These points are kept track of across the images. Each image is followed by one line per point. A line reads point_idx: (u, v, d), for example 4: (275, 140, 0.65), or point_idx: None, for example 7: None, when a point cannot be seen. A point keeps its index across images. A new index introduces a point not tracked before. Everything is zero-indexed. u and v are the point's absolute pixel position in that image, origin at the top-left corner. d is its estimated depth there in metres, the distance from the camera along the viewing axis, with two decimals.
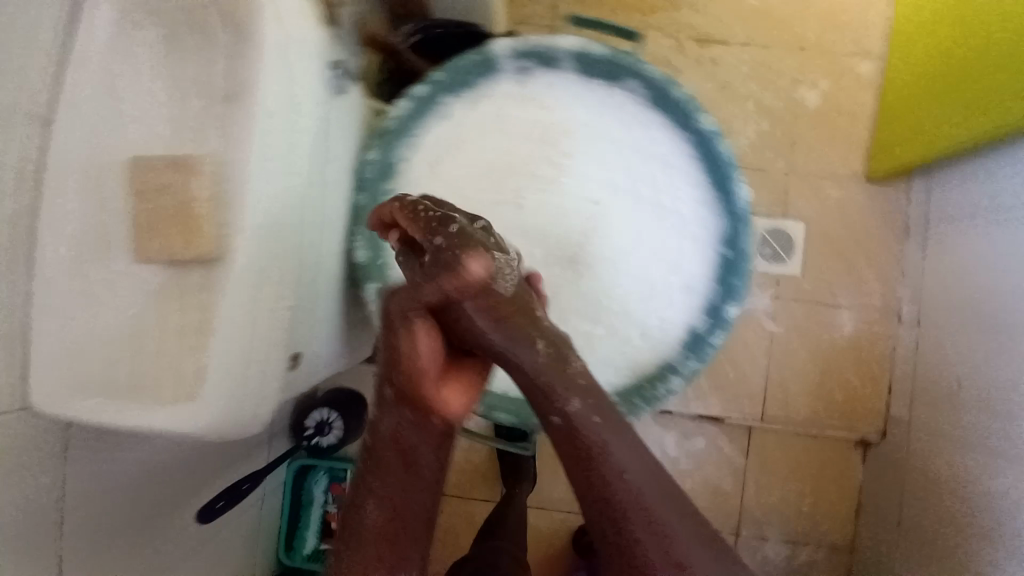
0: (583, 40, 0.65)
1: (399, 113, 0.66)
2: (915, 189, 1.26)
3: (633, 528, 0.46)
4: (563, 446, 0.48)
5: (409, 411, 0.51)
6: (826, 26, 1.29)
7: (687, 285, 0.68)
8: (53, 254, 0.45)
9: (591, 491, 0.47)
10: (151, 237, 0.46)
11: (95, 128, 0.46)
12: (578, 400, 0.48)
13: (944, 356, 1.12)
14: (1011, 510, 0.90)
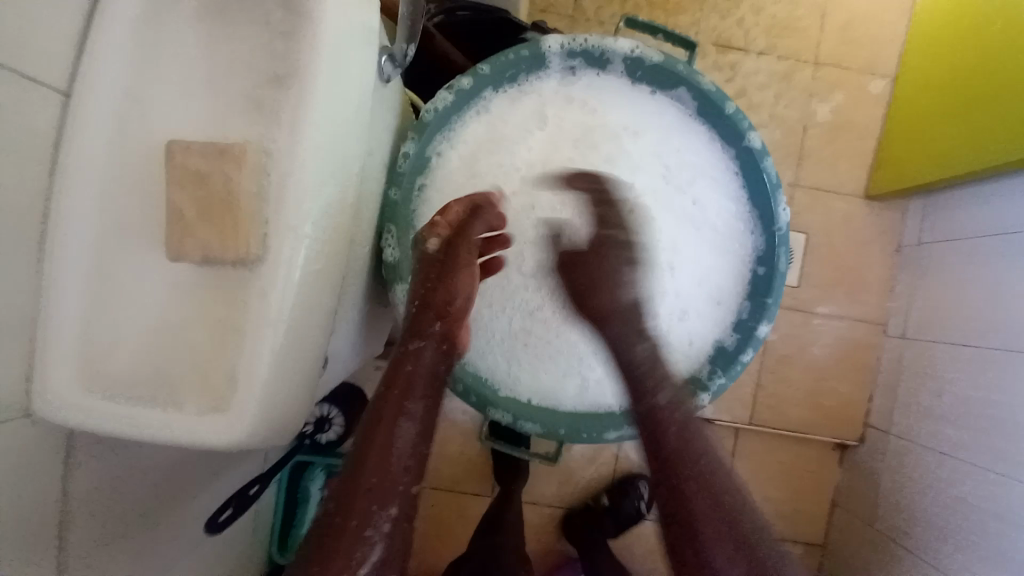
0: (634, 42, 0.61)
1: (441, 105, 0.61)
2: (911, 208, 1.28)
3: (702, 500, 0.52)
4: (650, 430, 0.56)
5: (437, 347, 0.58)
6: (841, 42, 1.30)
7: (714, 300, 0.68)
8: (72, 242, 0.41)
9: (670, 460, 0.54)
10: (190, 231, 0.43)
11: (132, 114, 0.43)
12: (668, 394, 0.56)
13: (928, 371, 1.16)
14: (991, 520, 0.95)
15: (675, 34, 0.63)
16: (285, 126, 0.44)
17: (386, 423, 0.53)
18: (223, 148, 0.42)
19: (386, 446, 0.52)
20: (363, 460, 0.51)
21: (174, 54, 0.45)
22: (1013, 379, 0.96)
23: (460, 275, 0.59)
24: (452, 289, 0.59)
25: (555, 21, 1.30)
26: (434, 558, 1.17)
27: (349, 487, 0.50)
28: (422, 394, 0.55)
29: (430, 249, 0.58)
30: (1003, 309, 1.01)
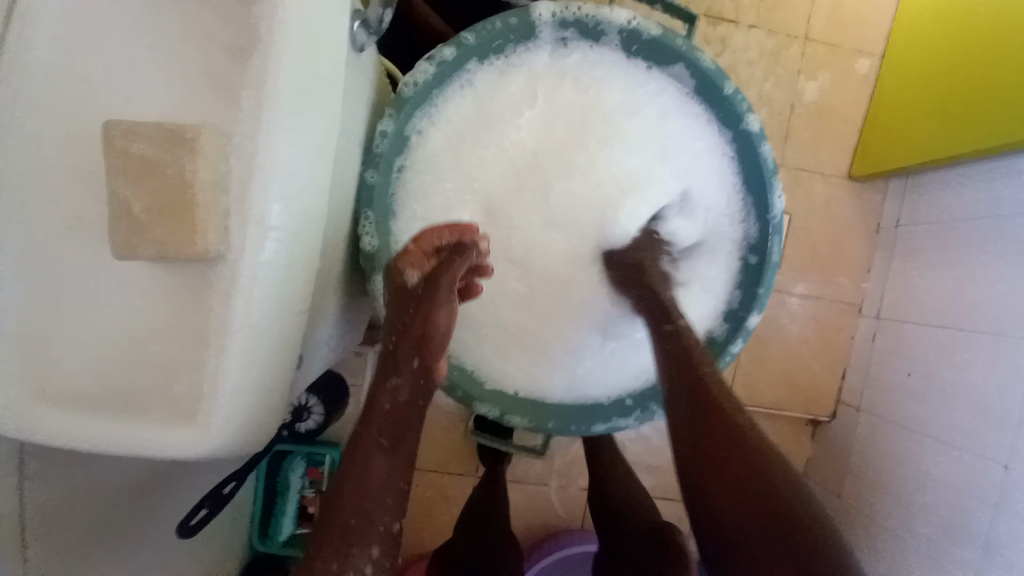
0: (633, 14, 0.57)
1: (421, 78, 0.56)
2: (890, 190, 1.30)
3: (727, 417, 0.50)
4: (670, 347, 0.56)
5: (404, 381, 0.53)
6: (831, 18, 1.27)
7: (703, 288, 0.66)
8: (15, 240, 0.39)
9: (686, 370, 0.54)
10: (139, 228, 0.38)
11: (74, 98, 0.39)
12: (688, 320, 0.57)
13: (900, 350, 1.20)
14: (953, 489, 1.00)
15: (675, 6, 0.58)
16: (245, 104, 0.38)
17: (357, 462, 0.49)
18: (171, 129, 0.37)
19: (359, 486, 0.49)
20: (338, 499, 0.48)
21: (111, 26, 0.40)
22: (982, 357, 1.00)
23: (440, 306, 0.53)
24: (431, 318, 0.53)
25: None
26: (419, 540, 1.17)
27: (323, 532, 0.47)
28: (396, 428, 0.52)
29: (408, 282, 0.53)
30: (974, 290, 1.05)
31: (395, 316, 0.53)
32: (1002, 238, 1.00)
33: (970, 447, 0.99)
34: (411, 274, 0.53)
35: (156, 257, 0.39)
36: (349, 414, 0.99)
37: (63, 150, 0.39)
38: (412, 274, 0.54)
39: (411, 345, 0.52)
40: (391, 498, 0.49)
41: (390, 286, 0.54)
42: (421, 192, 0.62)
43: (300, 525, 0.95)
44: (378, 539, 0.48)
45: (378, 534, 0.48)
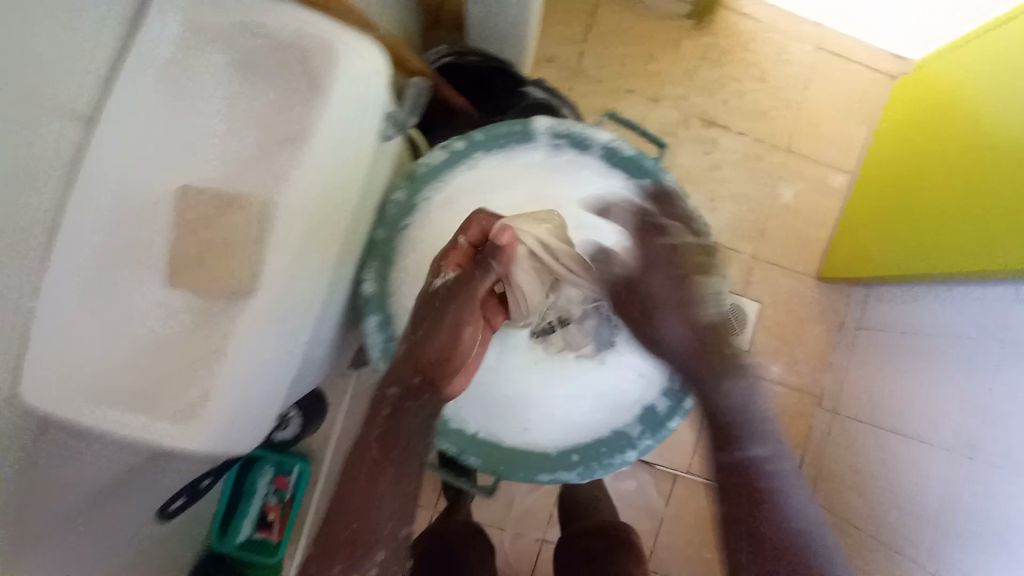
0: (616, 137, 0.71)
1: (434, 161, 0.68)
2: (854, 296, 1.41)
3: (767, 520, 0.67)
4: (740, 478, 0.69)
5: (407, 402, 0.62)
6: (810, 135, 1.43)
7: (645, 373, 0.75)
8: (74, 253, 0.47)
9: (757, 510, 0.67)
10: (195, 262, 0.49)
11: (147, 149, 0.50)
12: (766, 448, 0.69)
13: (853, 446, 1.27)
14: None
15: (649, 133, 0.71)
16: (286, 178, 0.49)
17: (371, 490, 0.62)
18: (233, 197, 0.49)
19: (377, 501, 0.61)
20: (347, 521, 0.61)
21: (187, 98, 0.51)
22: (922, 466, 1.07)
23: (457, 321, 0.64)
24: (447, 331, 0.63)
25: (557, 72, 1.40)
26: None
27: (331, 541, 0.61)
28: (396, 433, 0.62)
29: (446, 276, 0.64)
30: (930, 411, 1.08)
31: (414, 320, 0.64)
32: (958, 369, 1.04)
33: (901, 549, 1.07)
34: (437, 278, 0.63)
35: (196, 286, 0.49)
36: (324, 431, 1.07)
37: (127, 185, 0.49)
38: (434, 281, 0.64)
39: (432, 354, 0.62)
40: (398, 503, 0.62)
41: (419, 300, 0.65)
42: (417, 248, 0.71)
43: (257, 530, 1.02)
44: (382, 543, 0.61)
45: (384, 537, 0.62)
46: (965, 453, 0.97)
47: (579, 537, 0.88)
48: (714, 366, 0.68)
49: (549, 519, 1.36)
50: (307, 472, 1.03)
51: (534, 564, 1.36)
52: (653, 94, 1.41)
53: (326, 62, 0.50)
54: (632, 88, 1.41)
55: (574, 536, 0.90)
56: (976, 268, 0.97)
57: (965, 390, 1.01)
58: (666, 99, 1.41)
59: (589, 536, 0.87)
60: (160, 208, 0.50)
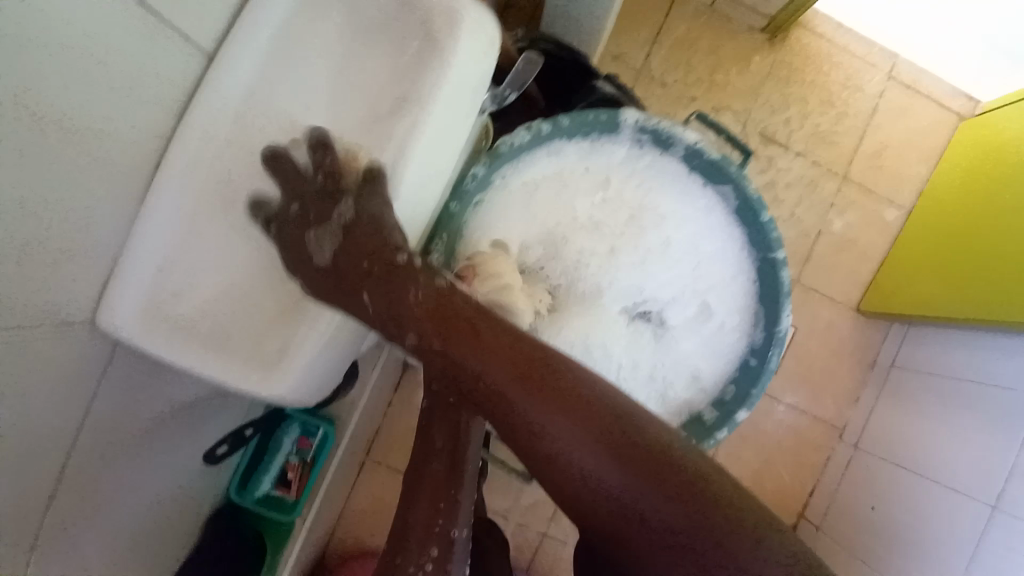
0: (702, 138, 0.69)
1: (517, 141, 0.68)
2: (891, 334, 1.38)
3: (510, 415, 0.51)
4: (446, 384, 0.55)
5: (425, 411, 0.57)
6: (869, 166, 1.40)
7: (695, 378, 0.75)
8: (175, 191, 0.49)
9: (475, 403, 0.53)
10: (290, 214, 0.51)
11: (251, 91, 0.50)
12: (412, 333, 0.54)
13: (869, 483, 1.25)
14: None
15: (736, 138, 0.70)
16: (394, 140, 0.50)
17: (414, 491, 0.56)
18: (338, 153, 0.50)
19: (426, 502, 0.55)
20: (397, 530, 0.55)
21: (295, 46, 0.51)
22: (940, 511, 1.05)
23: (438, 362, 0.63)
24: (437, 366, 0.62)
25: (622, 70, 1.38)
26: (361, 529, 1.32)
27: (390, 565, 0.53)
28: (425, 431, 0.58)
29: None
30: (954, 458, 1.07)
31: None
32: (989, 420, 1.03)
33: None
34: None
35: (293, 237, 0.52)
36: (352, 397, 1.07)
37: (229, 126, 0.50)
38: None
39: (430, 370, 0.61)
40: (445, 502, 0.55)
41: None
42: (488, 224, 0.71)
43: (276, 487, 1.04)
44: (437, 540, 0.53)
45: (438, 534, 0.54)
46: (993, 505, 0.96)
47: None
48: (385, 295, 0.54)
49: (554, 514, 1.36)
50: (331, 435, 1.03)
51: (533, 556, 1.36)
52: (713, 104, 1.39)
53: (447, 27, 0.49)
54: (693, 96, 1.39)
55: None
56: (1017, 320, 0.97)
57: (996, 442, 1.00)
58: (727, 110, 1.39)
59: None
60: (256, 153, 0.51)
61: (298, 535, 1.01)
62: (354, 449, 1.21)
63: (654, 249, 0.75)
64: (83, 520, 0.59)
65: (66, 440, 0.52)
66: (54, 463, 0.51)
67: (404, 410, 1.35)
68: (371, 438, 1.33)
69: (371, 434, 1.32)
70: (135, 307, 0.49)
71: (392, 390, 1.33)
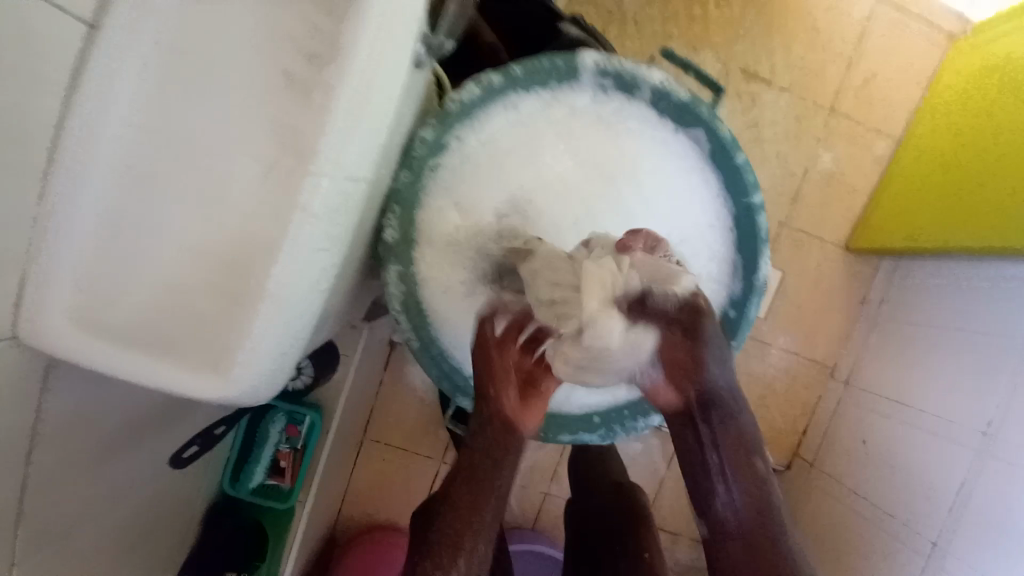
0: (669, 78, 0.64)
1: (467, 97, 0.63)
2: (881, 271, 1.36)
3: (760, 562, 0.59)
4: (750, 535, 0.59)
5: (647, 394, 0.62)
6: (857, 96, 1.33)
7: None
8: (78, 184, 0.43)
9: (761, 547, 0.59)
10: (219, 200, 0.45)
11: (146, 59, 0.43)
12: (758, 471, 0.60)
13: (862, 420, 1.26)
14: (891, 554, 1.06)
15: (706, 75, 0.65)
16: (317, 105, 0.44)
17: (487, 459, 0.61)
18: (272, 128, 0.45)
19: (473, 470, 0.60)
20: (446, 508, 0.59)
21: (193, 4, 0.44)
22: (931, 441, 1.06)
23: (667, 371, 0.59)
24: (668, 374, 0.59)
25: (591, 9, 1.28)
26: (368, 504, 1.35)
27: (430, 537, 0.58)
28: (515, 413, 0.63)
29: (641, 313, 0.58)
30: (948, 391, 1.06)
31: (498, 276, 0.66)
32: (983, 349, 1.00)
33: (893, 513, 1.08)
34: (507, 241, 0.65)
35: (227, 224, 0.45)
36: (337, 380, 1.05)
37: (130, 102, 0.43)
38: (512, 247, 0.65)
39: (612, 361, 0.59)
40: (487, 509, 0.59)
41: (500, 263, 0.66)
42: (443, 191, 0.67)
43: (270, 476, 1.03)
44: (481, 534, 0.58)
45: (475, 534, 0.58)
46: (983, 431, 0.96)
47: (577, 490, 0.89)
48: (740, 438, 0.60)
49: (554, 473, 1.38)
50: (318, 423, 1.02)
51: (537, 514, 1.39)
52: (692, 41, 1.29)
53: None
54: (670, 32, 1.29)
55: (579, 491, 0.89)
56: (1008, 243, 0.94)
57: (989, 371, 0.98)
58: (707, 46, 1.29)
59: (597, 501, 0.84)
60: (164, 132, 0.45)
61: (301, 516, 1.05)
62: (348, 430, 1.20)
63: (631, 202, 0.69)
64: (59, 534, 0.57)
65: (21, 461, 0.49)
66: (14, 485, 0.49)
67: (396, 387, 1.34)
68: (366, 417, 1.33)
69: (365, 414, 1.32)
70: (61, 319, 0.45)
71: (381, 369, 1.32)
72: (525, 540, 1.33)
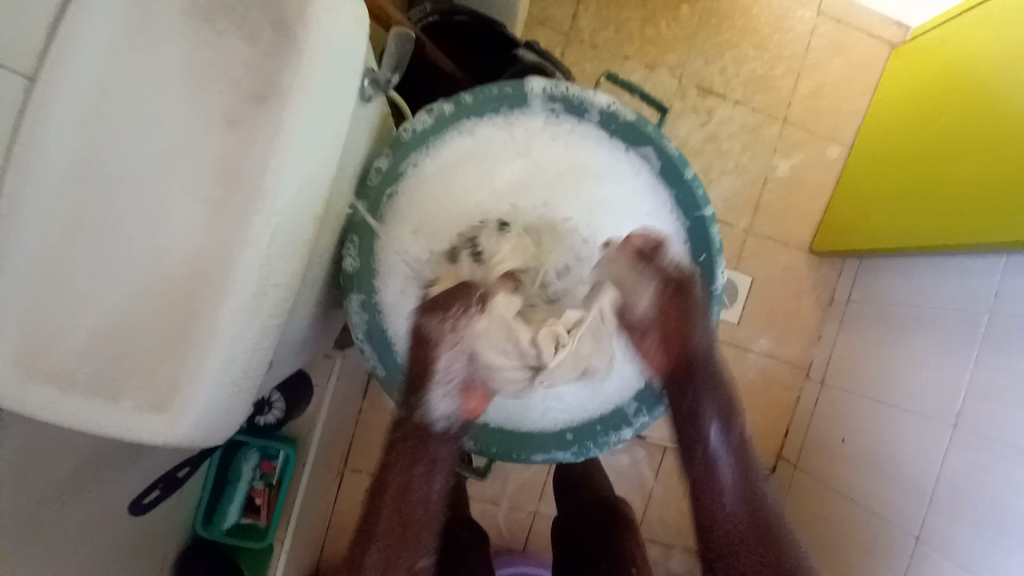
0: (615, 100, 0.67)
1: (420, 126, 0.65)
2: (845, 271, 1.40)
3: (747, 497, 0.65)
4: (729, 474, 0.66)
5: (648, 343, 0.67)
6: (808, 107, 1.39)
7: None
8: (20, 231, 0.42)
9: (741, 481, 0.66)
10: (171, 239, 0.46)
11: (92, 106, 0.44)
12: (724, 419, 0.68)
13: (837, 417, 1.28)
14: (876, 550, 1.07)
15: (650, 96, 0.67)
16: (262, 142, 0.45)
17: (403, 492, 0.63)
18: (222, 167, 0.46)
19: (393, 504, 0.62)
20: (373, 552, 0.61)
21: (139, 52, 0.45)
22: (908, 435, 1.08)
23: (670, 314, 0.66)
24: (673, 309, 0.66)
25: (549, 34, 1.32)
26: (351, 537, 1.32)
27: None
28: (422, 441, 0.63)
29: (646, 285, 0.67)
30: (918, 384, 1.09)
31: (443, 299, 0.62)
32: (950, 343, 1.04)
33: (874, 509, 1.10)
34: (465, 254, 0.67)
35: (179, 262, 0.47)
36: (313, 410, 1.04)
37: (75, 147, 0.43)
38: (465, 258, 0.67)
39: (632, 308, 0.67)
40: (413, 534, 0.62)
41: (440, 291, 0.64)
42: (401, 217, 0.68)
43: (245, 515, 1.01)
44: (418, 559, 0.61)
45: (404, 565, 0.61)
46: (955, 422, 0.98)
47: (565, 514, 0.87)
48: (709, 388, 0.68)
49: (541, 493, 1.37)
50: (293, 457, 1.00)
51: (527, 534, 1.37)
52: (649, 61, 1.35)
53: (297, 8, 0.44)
54: (627, 53, 1.34)
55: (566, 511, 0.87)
56: (960, 241, 0.99)
57: (956, 364, 1.02)
58: (663, 65, 1.35)
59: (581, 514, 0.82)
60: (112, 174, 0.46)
61: (278, 556, 1.01)
62: (328, 461, 1.18)
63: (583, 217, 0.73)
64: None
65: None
66: None
67: (376, 414, 1.32)
68: (347, 446, 1.30)
69: (346, 443, 1.29)
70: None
71: (360, 396, 1.30)
72: (516, 561, 1.31)
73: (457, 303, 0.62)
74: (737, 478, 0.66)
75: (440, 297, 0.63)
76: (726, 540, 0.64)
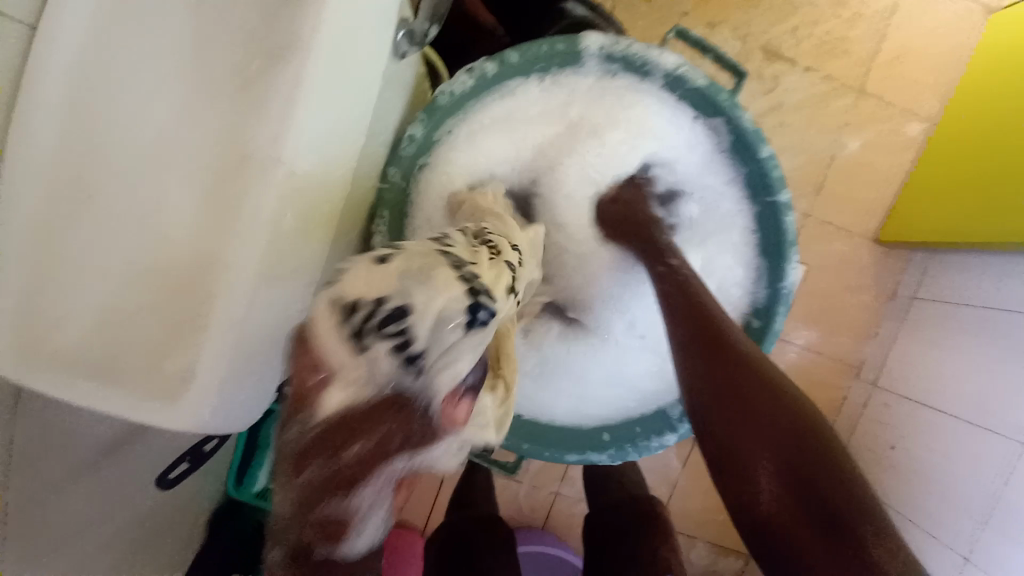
0: (683, 61, 0.58)
1: (458, 89, 0.57)
2: (913, 262, 1.26)
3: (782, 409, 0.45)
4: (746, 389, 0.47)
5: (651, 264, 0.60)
6: (888, 75, 1.23)
7: None
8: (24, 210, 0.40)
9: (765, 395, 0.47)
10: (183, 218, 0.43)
11: None
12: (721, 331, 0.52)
13: (888, 423, 1.18)
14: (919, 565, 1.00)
15: (726, 57, 0.59)
16: (282, 107, 0.40)
17: None
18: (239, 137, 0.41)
19: None
20: None
21: None
22: (966, 447, 0.98)
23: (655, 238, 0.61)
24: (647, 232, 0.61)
25: None
26: None
27: None
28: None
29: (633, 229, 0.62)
30: (983, 394, 0.97)
31: (339, 443, 0.31)
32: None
33: (922, 524, 1.02)
34: (384, 353, 0.32)
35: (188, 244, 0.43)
36: None
37: None
38: (386, 363, 0.32)
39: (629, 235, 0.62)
40: None
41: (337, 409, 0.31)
42: (434, 190, 0.61)
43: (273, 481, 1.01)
44: None
45: None
46: None
47: (598, 504, 0.83)
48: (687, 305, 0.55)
49: (564, 475, 1.34)
50: None
51: (547, 514, 1.35)
52: (708, 19, 1.20)
53: None
54: (685, 10, 1.20)
55: (595, 502, 0.83)
56: None
57: None
58: (725, 24, 1.21)
59: (607, 510, 0.78)
60: None
61: None
62: None
63: (612, 203, 0.64)
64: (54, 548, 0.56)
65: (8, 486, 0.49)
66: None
67: None
68: None
69: None
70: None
71: None
72: (535, 539, 1.30)
73: (365, 465, 0.31)
74: (681, 339, 0.53)
75: (332, 448, 0.31)
76: (706, 390, 0.49)
